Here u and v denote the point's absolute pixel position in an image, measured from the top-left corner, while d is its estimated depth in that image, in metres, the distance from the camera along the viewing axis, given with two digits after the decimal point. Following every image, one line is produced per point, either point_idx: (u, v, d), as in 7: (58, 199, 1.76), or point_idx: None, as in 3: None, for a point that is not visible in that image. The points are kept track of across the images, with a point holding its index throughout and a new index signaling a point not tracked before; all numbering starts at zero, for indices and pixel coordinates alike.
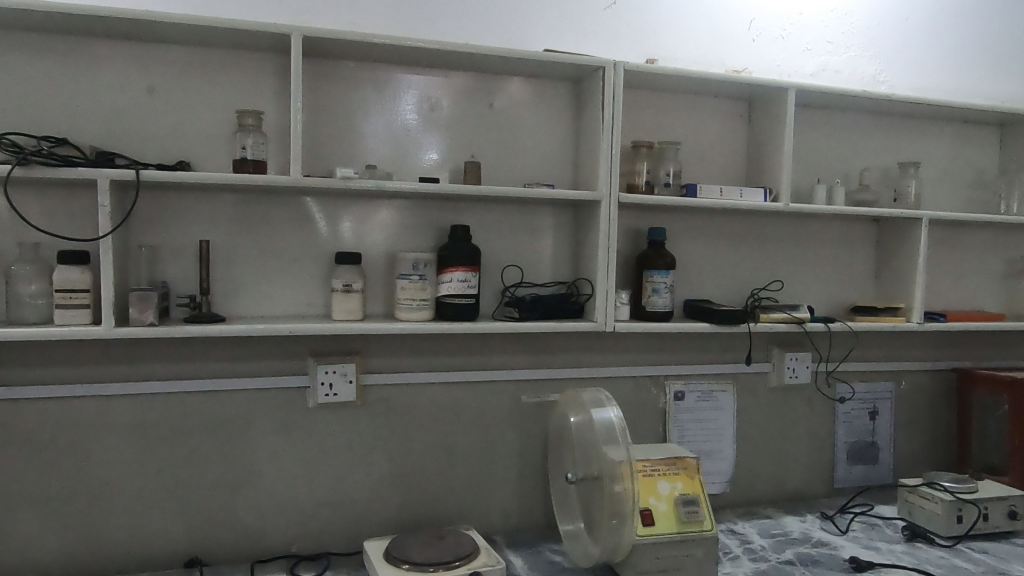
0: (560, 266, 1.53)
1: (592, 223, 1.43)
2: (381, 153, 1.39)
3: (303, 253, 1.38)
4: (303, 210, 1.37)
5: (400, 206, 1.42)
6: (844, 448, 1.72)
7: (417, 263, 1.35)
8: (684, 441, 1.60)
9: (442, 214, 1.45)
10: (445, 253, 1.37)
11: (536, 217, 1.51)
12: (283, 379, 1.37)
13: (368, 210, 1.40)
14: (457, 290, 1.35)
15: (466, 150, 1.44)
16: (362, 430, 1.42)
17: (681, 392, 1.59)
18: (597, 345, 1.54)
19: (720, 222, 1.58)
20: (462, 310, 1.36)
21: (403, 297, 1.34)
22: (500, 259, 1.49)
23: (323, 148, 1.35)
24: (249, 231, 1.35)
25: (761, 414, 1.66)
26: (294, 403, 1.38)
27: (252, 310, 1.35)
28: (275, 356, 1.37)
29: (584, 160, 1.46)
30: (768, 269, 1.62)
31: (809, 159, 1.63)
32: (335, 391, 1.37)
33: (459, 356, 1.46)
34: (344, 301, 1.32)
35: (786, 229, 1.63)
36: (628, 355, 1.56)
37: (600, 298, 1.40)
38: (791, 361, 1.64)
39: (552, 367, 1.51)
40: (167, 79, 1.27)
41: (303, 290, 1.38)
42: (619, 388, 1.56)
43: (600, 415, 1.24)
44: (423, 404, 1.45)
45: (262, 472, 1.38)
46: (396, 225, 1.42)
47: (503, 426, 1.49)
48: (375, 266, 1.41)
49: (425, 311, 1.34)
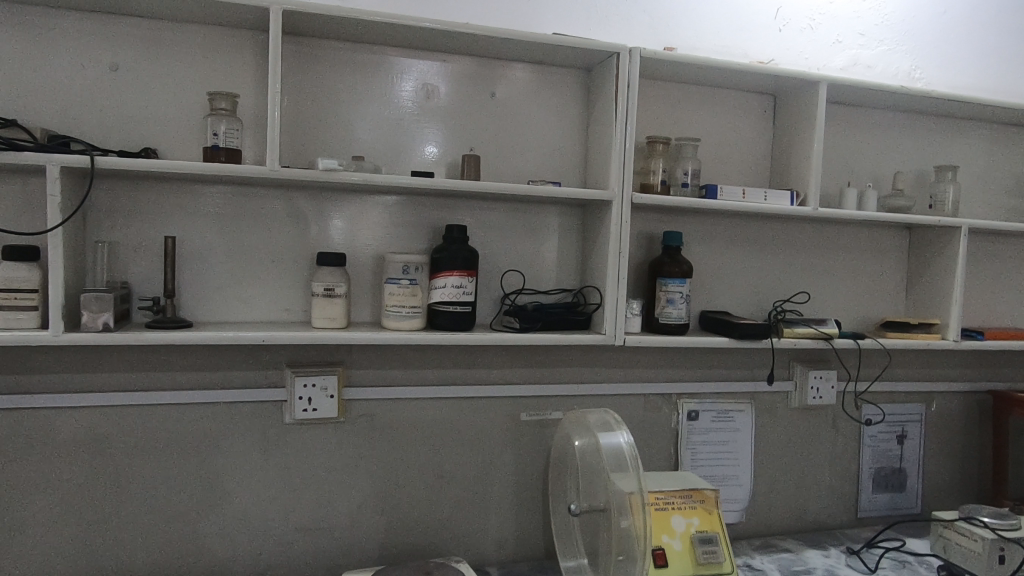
0: (566, 272, 1.39)
1: (602, 226, 1.30)
2: (370, 144, 1.26)
3: (282, 254, 1.24)
4: (284, 206, 1.24)
5: (390, 203, 1.29)
6: (869, 474, 1.58)
7: (406, 266, 1.23)
8: (698, 465, 1.47)
9: (436, 213, 1.31)
10: (439, 255, 1.24)
11: (540, 218, 1.37)
12: (256, 392, 1.24)
13: (356, 207, 1.27)
14: (451, 297, 1.21)
15: (464, 143, 1.30)
16: (345, 450, 1.28)
17: (695, 412, 1.46)
18: (604, 360, 1.41)
19: (740, 227, 1.45)
20: (457, 320, 1.22)
21: (391, 304, 1.20)
22: (500, 263, 1.36)
23: (306, 137, 1.22)
24: (223, 227, 1.21)
25: (780, 437, 1.52)
26: (269, 418, 1.25)
27: (224, 316, 1.22)
28: (248, 367, 1.24)
29: (595, 156, 1.33)
30: (793, 279, 1.49)
31: (838, 160, 1.49)
32: (315, 406, 1.24)
33: (453, 369, 1.33)
34: (325, 307, 1.19)
35: (812, 236, 1.50)
36: (638, 371, 1.43)
37: (609, 309, 1.26)
38: (815, 380, 1.50)
39: (555, 383, 1.38)
40: (132, 57, 1.14)
41: (281, 293, 1.25)
42: (628, 407, 1.43)
43: (608, 441, 1.12)
44: (413, 421, 1.31)
45: (232, 494, 1.24)
46: (385, 224, 1.29)
47: (500, 448, 1.36)
48: (362, 269, 1.28)
49: (416, 319, 1.21)
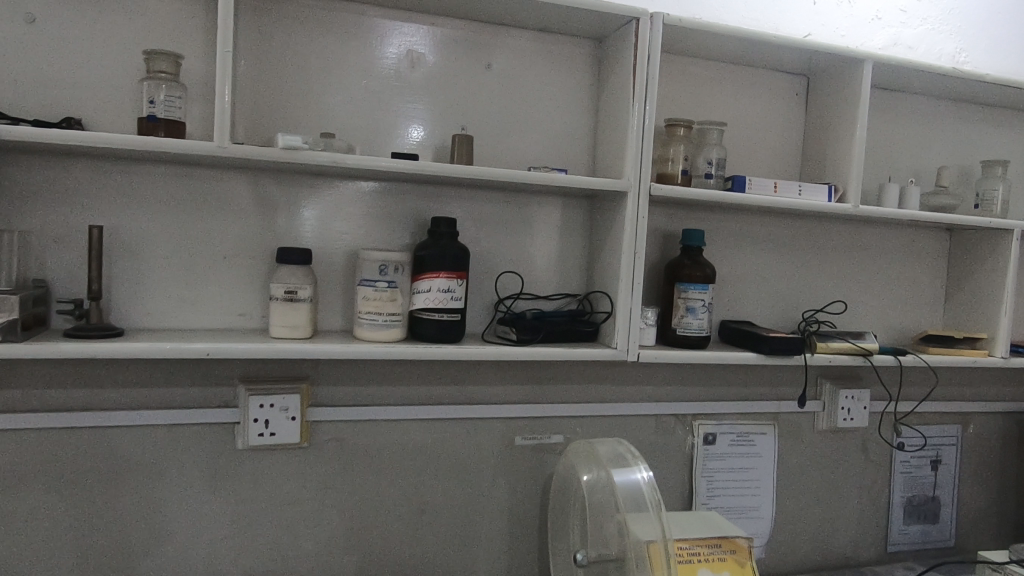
0: (569, 275, 1.21)
1: (614, 222, 1.12)
2: (343, 120, 1.06)
3: (236, 249, 1.05)
4: (238, 191, 1.04)
5: (367, 190, 1.09)
6: (900, 504, 1.41)
7: (385, 265, 1.03)
8: (714, 495, 1.29)
9: (420, 203, 1.12)
10: (424, 254, 1.04)
11: (540, 212, 1.19)
12: (202, 413, 1.04)
13: (325, 194, 1.08)
14: (437, 303, 1.02)
15: (454, 121, 1.11)
16: (308, 480, 1.09)
17: (712, 435, 1.28)
18: (611, 375, 1.22)
19: (768, 226, 1.27)
20: (444, 330, 1.03)
21: (364, 310, 1.01)
22: (494, 263, 1.17)
23: (266, 109, 1.02)
24: (164, 216, 1.01)
25: (805, 463, 1.35)
26: (217, 444, 1.05)
27: (164, 322, 1.02)
28: (194, 383, 1.04)
29: (606, 140, 1.14)
30: (825, 286, 1.31)
31: (876, 151, 1.32)
32: (272, 430, 1.04)
33: (438, 386, 1.14)
34: (286, 313, 0.99)
35: (848, 237, 1.32)
36: (648, 389, 1.25)
37: (621, 319, 1.08)
38: (847, 400, 1.33)
39: (555, 402, 1.19)
40: (51, 5, 0.93)
41: (233, 295, 1.05)
42: (637, 429, 1.24)
43: (623, 478, 0.93)
44: (389, 447, 1.12)
45: (172, 533, 1.04)
46: (360, 215, 1.09)
47: (489, 477, 1.17)
48: (331, 268, 1.08)
49: (395, 329, 1.02)
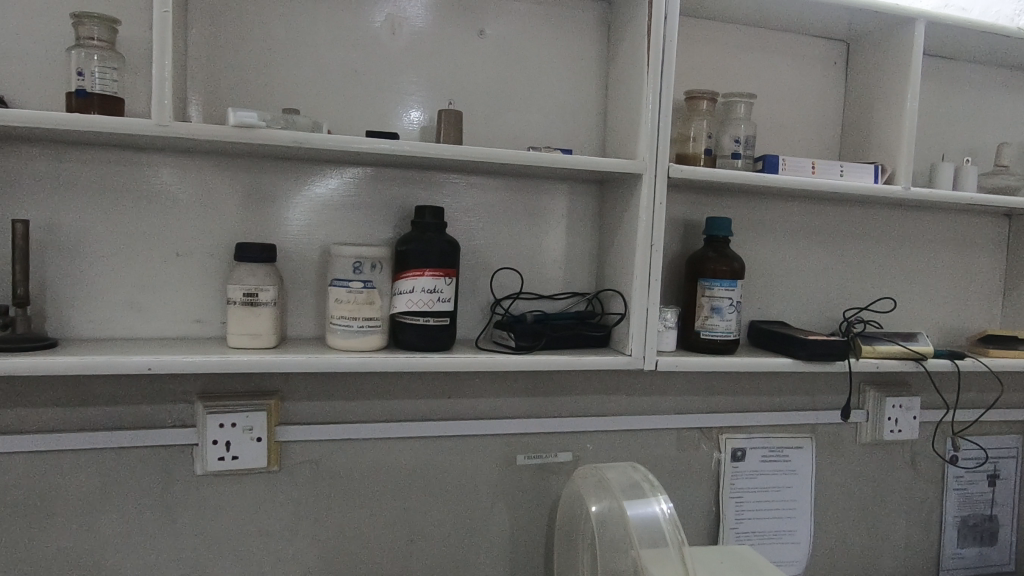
0: (576, 271, 1.06)
1: (627, 209, 0.97)
2: (312, 95, 0.92)
3: (192, 245, 0.91)
4: (193, 179, 0.90)
5: (342, 176, 0.95)
6: (954, 524, 1.26)
7: (359, 263, 0.89)
8: (744, 519, 1.14)
9: (405, 191, 0.98)
10: (406, 248, 0.90)
11: (542, 199, 1.04)
12: (154, 435, 0.90)
13: (294, 182, 0.94)
14: (421, 305, 0.88)
15: (442, 96, 0.97)
16: (278, 509, 0.95)
17: (741, 450, 1.13)
18: (625, 385, 1.08)
19: (803, 213, 1.12)
20: (431, 336, 0.89)
21: (337, 314, 0.87)
22: (490, 259, 1.03)
23: (222, 82, 0.89)
24: (107, 207, 0.88)
25: (846, 480, 1.20)
26: (174, 469, 0.92)
27: (109, 330, 0.89)
28: (145, 399, 0.91)
29: (617, 115, 1.00)
30: (869, 281, 1.15)
31: (926, 127, 1.16)
32: (234, 453, 0.91)
33: (428, 400, 1.00)
34: (245, 319, 0.85)
35: (897, 224, 1.16)
36: (668, 399, 1.10)
37: (636, 322, 0.93)
38: (893, 410, 1.18)
39: (561, 415, 1.05)
40: None
41: (189, 299, 0.91)
42: (656, 445, 1.10)
43: (638, 511, 0.79)
44: (371, 470, 0.98)
45: (123, 572, 0.91)
46: (334, 206, 0.95)
47: (487, 502, 1.03)
48: (302, 266, 0.95)
49: (373, 337, 0.88)
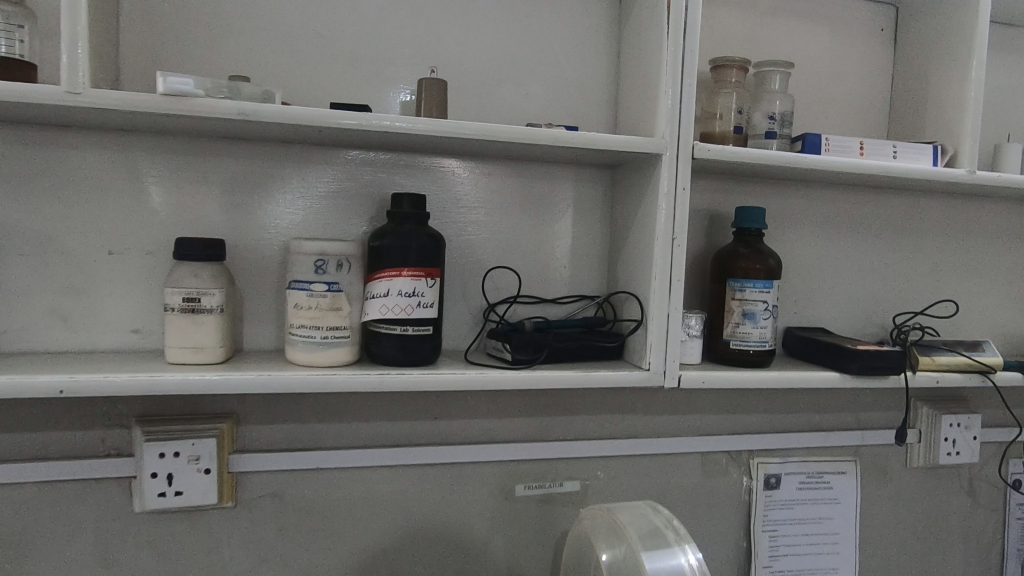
0: (584, 271, 0.92)
1: (643, 197, 0.82)
2: (269, 61, 0.78)
3: (128, 241, 0.77)
4: (128, 164, 0.76)
5: (307, 161, 0.81)
6: (1018, 559, 1.10)
7: (323, 260, 0.73)
8: (780, 556, 0.99)
9: (382, 177, 0.84)
10: (380, 244, 0.75)
11: (545, 187, 0.90)
12: (84, 466, 0.76)
13: (251, 167, 0.80)
14: (398, 312, 0.73)
15: (424, 63, 0.82)
16: (235, 551, 0.81)
17: (775, 477, 0.98)
18: (642, 403, 0.93)
19: (848, 203, 0.97)
20: (410, 349, 0.74)
21: (296, 324, 0.73)
22: (484, 257, 0.88)
23: (161, 46, 0.75)
24: (25, 197, 0.74)
25: (896, 510, 1.04)
26: (108, 506, 0.77)
27: (29, 342, 0.75)
28: (73, 423, 0.77)
29: (630, 87, 0.85)
30: (923, 281, 1.00)
31: (988, 104, 1.00)
32: (177, 488, 0.76)
33: (411, 421, 0.86)
34: (185, 329, 0.71)
35: (954, 215, 1.01)
36: (691, 419, 0.95)
37: (656, 330, 0.78)
38: (949, 430, 1.03)
39: (567, 439, 0.90)
40: None
41: (125, 305, 0.77)
42: (678, 472, 0.95)
43: (659, 563, 0.64)
44: (344, 504, 0.84)
45: None
46: (299, 195, 0.81)
47: (482, 540, 0.88)
48: (260, 266, 0.81)
49: (341, 349, 0.73)
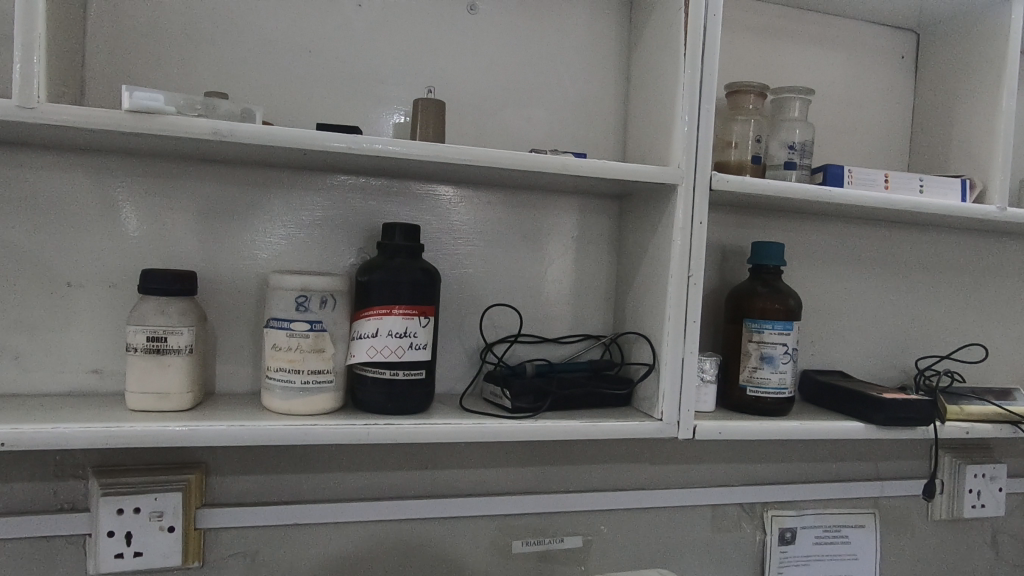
0: (589, 308, 0.85)
1: (655, 231, 0.76)
2: (251, 77, 0.71)
3: (89, 271, 0.70)
4: (92, 187, 0.69)
5: (291, 186, 0.75)
6: None
7: (305, 297, 0.66)
8: None
9: (372, 204, 0.77)
10: (369, 279, 0.69)
11: (548, 218, 0.83)
12: (32, 523, 0.68)
13: (229, 192, 0.73)
14: (388, 354, 0.66)
15: (419, 83, 0.76)
16: None
17: (791, 531, 0.91)
18: (649, 451, 0.86)
19: (868, 238, 0.91)
20: (400, 395, 0.67)
21: (273, 366, 0.65)
22: (481, 293, 0.81)
23: (131, 58, 0.68)
24: None
25: (917, 566, 0.98)
26: (58, 568, 0.69)
27: None
28: (21, 474, 0.69)
29: (641, 113, 0.79)
30: (946, 322, 0.94)
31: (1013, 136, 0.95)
32: (136, 548, 0.68)
33: (399, 471, 0.78)
34: (148, 372, 0.63)
35: (978, 252, 0.95)
36: (701, 468, 0.88)
37: (670, 376, 0.72)
38: (974, 481, 0.96)
39: (569, 490, 0.83)
40: None
41: (84, 342, 0.70)
42: (687, 527, 0.88)
43: None
44: (323, 564, 0.76)
45: None
46: (280, 223, 0.74)
47: None
48: (236, 300, 0.73)
49: (324, 395, 0.66)
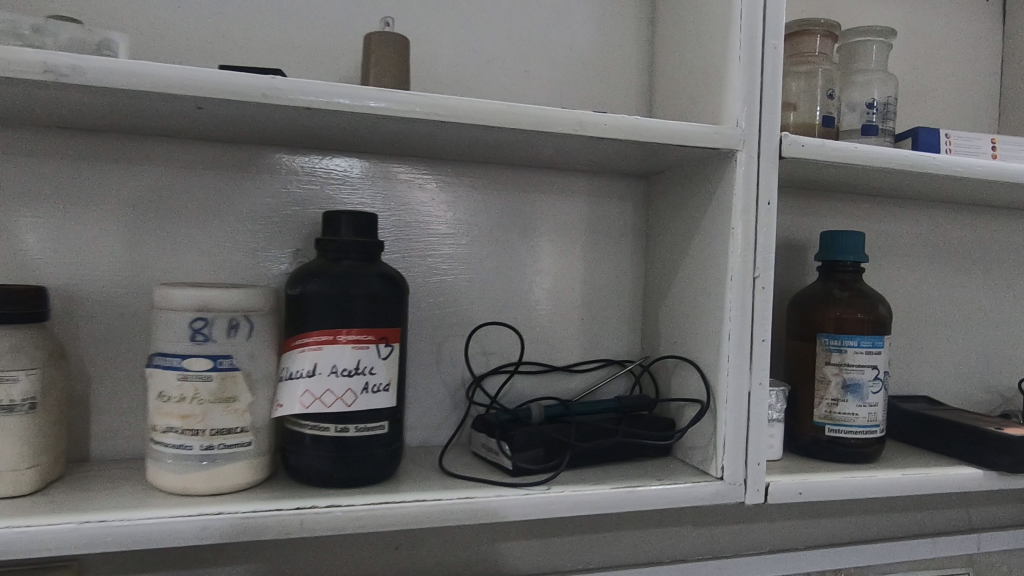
0: (608, 325, 0.65)
1: (702, 219, 0.56)
2: (135, 11, 0.50)
3: None
4: None
5: (200, 167, 0.53)
6: None
7: (206, 321, 0.45)
8: None
9: (315, 190, 0.56)
10: (303, 292, 0.47)
11: (552, 207, 0.63)
12: None
13: (111, 174, 0.52)
14: (332, 400, 0.45)
15: (376, 24, 0.56)
16: None
17: None
18: (692, 510, 0.65)
19: (956, 227, 0.71)
20: (350, 460, 0.46)
21: (159, 426, 0.44)
22: (466, 309, 0.61)
23: None
24: None
25: None
26: None
27: None
28: None
29: (676, 62, 0.59)
30: None
31: None
32: None
33: (359, 556, 0.57)
34: None
35: None
36: (757, 528, 0.68)
37: (733, 417, 0.51)
38: None
39: (589, 570, 0.62)
40: None
41: None
42: None
43: None
44: None
45: None
46: (184, 217, 0.53)
47: None
48: (123, 327, 0.52)
49: (236, 464, 0.45)
